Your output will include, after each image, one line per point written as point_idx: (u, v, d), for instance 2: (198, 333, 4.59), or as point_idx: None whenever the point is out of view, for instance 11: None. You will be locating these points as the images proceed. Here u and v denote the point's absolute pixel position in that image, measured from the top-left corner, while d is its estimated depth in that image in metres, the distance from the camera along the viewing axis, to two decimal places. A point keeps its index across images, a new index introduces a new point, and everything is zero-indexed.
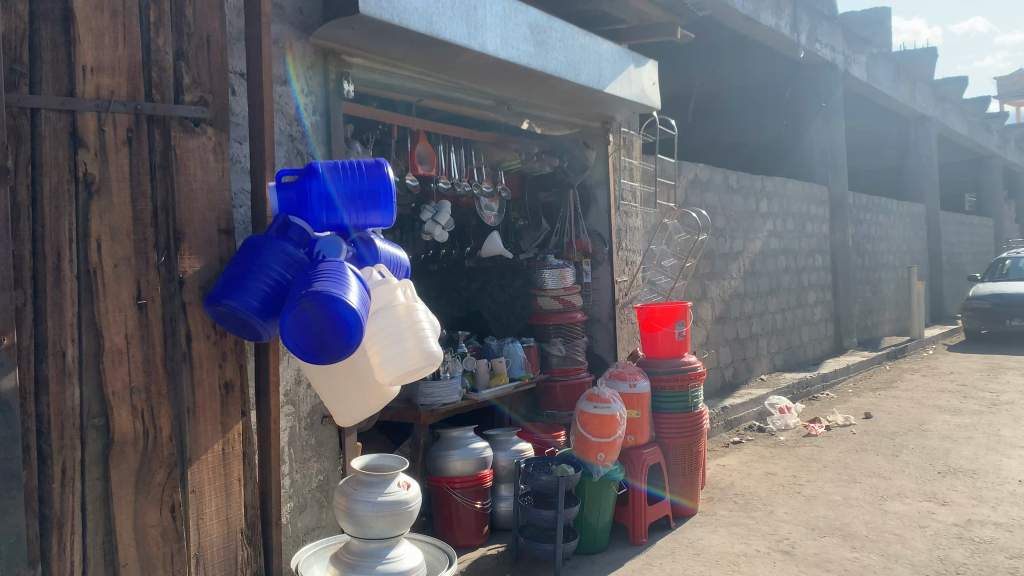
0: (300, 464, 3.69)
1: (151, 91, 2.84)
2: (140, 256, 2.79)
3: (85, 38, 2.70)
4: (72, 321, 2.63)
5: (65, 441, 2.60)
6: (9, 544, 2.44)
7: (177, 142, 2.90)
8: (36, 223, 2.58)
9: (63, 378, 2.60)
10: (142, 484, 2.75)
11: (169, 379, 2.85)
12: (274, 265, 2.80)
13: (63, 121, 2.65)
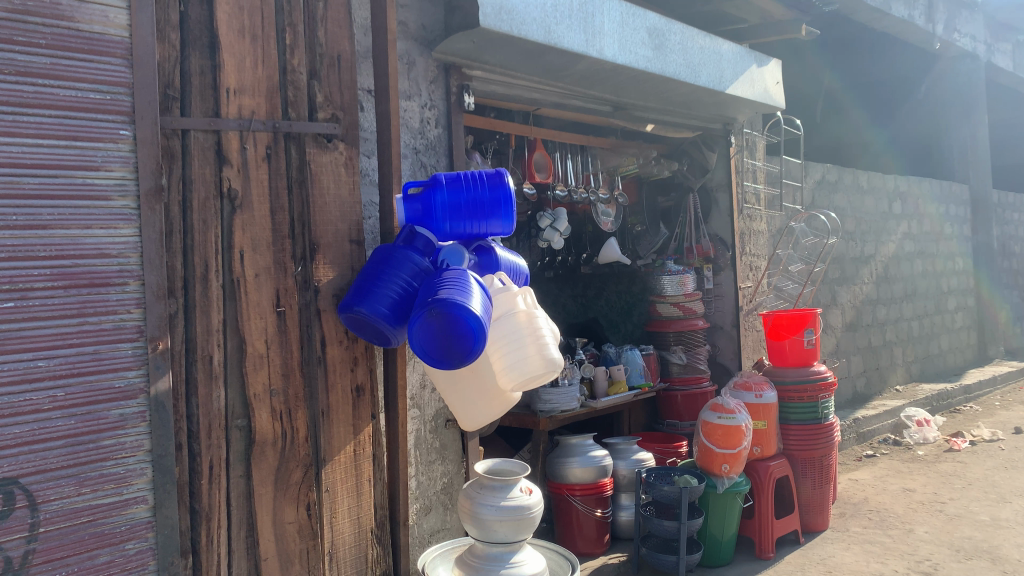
0: (426, 467, 3.74)
1: (288, 110, 3.01)
2: (279, 266, 2.96)
3: (229, 62, 2.88)
4: (217, 328, 2.81)
5: (213, 440, 2.78)
6: (164, 535, 2.59)
7: (312, 158, 3.05)
8: (186, 236, 2.77)
9: (210, 381, 2.78)
10: (280, 482, 2.90)
11: (306, 382, 3.00)
12: (401, 274, 2.90)
13: (209, 140, 2.83)
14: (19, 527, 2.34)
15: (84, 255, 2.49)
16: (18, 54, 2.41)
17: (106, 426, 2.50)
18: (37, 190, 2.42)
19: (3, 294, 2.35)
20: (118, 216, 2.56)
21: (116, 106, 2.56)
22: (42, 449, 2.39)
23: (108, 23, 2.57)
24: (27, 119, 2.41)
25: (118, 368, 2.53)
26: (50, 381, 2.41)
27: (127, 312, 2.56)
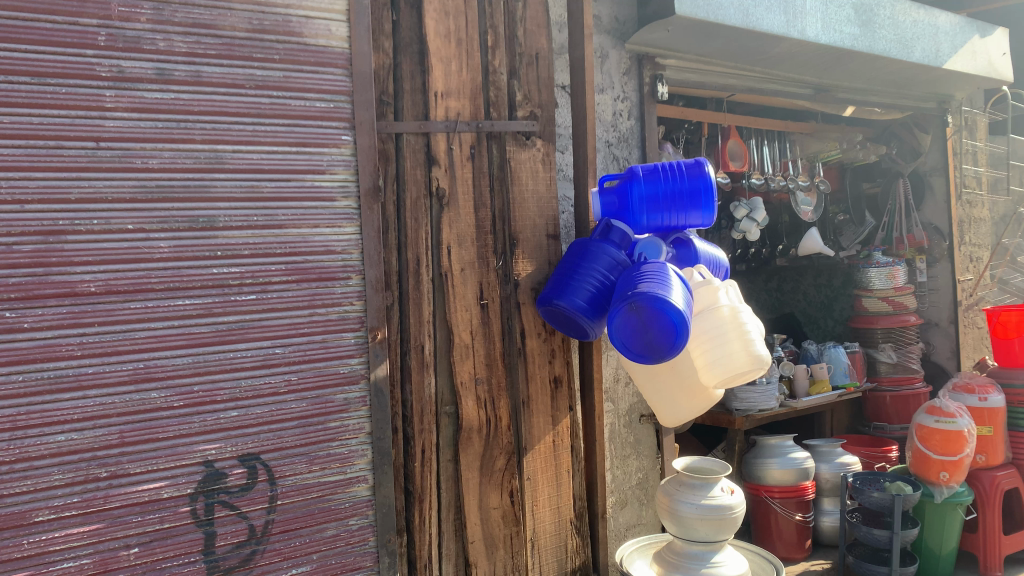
0: (621, 461, 3.71)
1: (490, 110, 3.11)
2: (482, 260, 3.06)
3: (436, 67, 3.01)
4: (428, 319, 2.97)
5: (425, 425, 2.93)
6: (383, 513, 2.75)
7: (513, 155, 3.13)
8: (399, 233, 2.94)
9: (422, 368, 2.94)
10: (485, 469, 3.01)
11: (507, 373, 3.10)
12: (599, 267, 2.90)
13: (420, 143, 2.98)
14: (261, 498, 2.57)
15: (314, 252, 2.71)
16: (257, 70, 2.64)
17: (332, 409, 2.71)
18: (274, 193, 2.65)
19: (246, 287, 2.60)
20: (342, 216, 2.76)
21: (339, 114, 2.77)
22: (279, 428, 2.62)
23: (331, 36, 2.76)
24: (265, 128, 2.64)
25: (342, 355, 2.74)
26: (285, 367, 2.64)
27: (350, 304, 2.76)
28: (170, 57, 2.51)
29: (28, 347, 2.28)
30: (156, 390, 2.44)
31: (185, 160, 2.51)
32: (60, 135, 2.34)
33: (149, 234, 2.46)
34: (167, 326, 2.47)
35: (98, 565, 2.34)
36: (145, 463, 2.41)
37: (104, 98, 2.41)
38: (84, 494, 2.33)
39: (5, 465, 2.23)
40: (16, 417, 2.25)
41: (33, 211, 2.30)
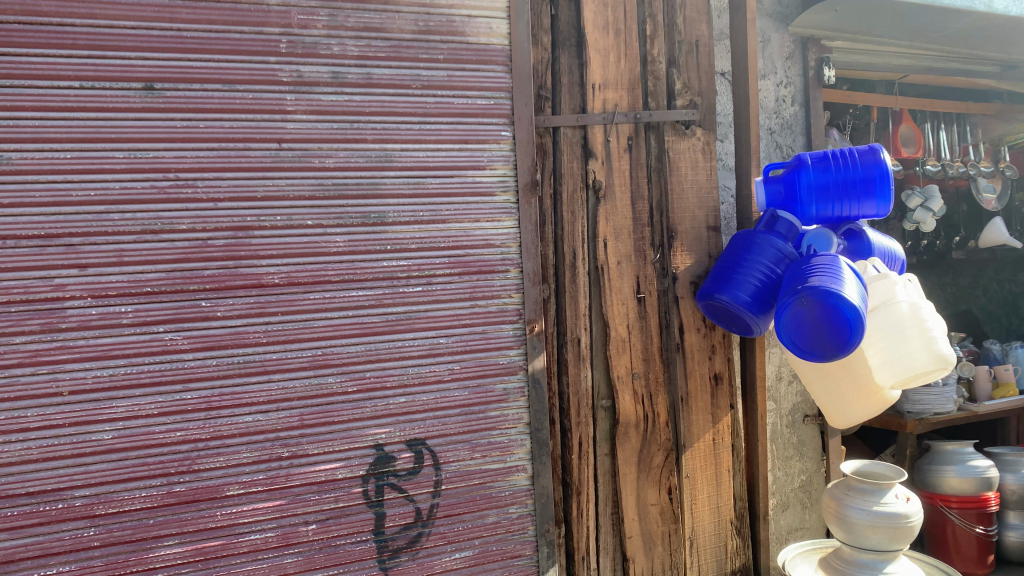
0: (783, 462, 3.56)
1: (648, 101, 3.05)
2: (639, 253, 3.03)
3: (594, 58, 3.00)
4: (585, 312, 2.97)
5: (582, 418, 2.94)
6: (541, 504, 2.78)
7: (671, 146, 3.06)
8: (557, 227, 2.96)
9: (579, 361, 2.95)
10: (643, 465, 2.98)
11: (665, 368, 3.05)
12: (764, 260, 2.79)
13: (577, 136, 2.98)
14: (427, 482, 2.67)
15: (475, 245, 2.77)
16: (423, 69, 2.73)
17: (492, 399, 2.76)
18: (439, 189, 2.73)
19: (413, 279, 2.70)
20: (501, 210, 2.81)
21: (499, 110, 2.82)
22: (443, 415, 2.70)
23: (492, 33, 2.81)
24: (430, 126, 2.73)
25: (502, 346, 2.79)
26: (449, 356, 2.72)
27: (509, 297, 2.81)
28: (344, 60, 2.64)
29: (221, 334, 2.48)
30: (332, 375, 2.59)
31: (357, 159, 2.64)
32: (247, 138, 2.52)
33: (325, 229, 2.60)
34: (342, 316, 2.61)
35: (281, 539, 2.51)
36: (322, 444, 2.56)
37: (285, 102, 2.57)
38: (268, 471, 2.51)
39: (201, 441, 2.44)
40: (210, 398, 2.46)
41: (225, 209, 2.49)
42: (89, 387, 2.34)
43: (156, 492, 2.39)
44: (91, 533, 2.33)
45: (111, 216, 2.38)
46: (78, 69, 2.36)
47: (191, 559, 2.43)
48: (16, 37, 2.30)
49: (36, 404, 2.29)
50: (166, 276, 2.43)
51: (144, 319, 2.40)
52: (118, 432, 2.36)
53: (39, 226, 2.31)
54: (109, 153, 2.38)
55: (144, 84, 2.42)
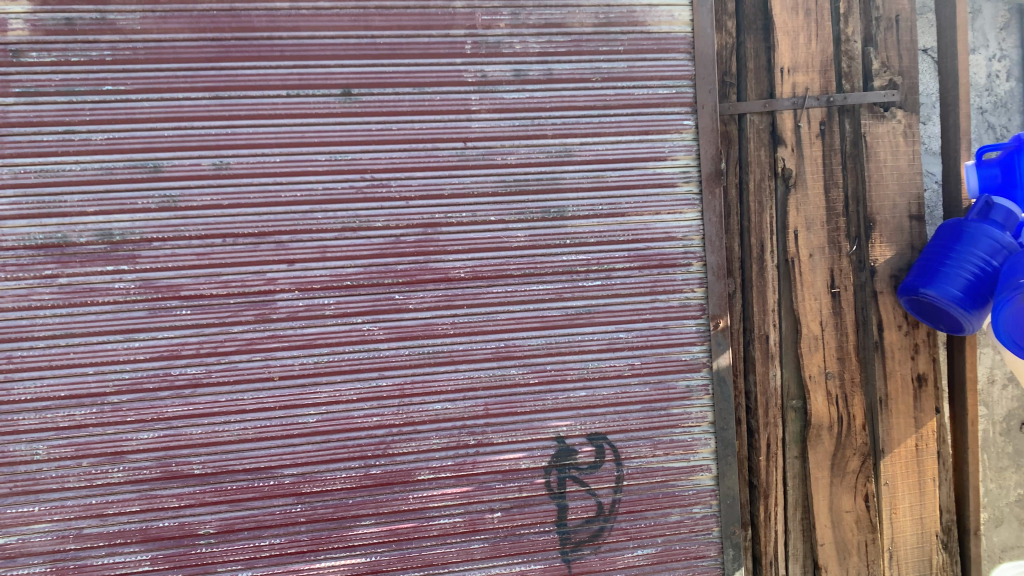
0: (996, 473, 3.24)
1: (842, 83, 2.87)
2: (834, 245, 2.86)
3: (782, 41, 2.84)
4: (773, 308, 2.84)
5: (770, 418, 2.83)
6: (727, 505, 2.71)
7: (868, 130, 2.86)
8: (743, 218, 2.86)
9: (767, 359, 2.83)
10: (837, 469, 2.82)
11: (862, 368, 2.87)
12: (977, 250, 2.55)
13: (764, 122, 2.86)
14: (608, 477, 2.66)
15: (656, 238, 2.72)
16: (603, 62, 2.71)
17: (675, 396, 2.71)
18: (619, 182, 2.71)
19: (593, 273, 2.68)
20: (683, 201, 2.74)
21: (681, 99, 2.75)
22: (624, 411, 2.68)
23: (674, 21, 2.75)
24: (610, 119, 2.71)
25: (684, 342, 2.72)
26: (630, 351, 2.69)
27: (691, 291, 2.74)
28: (526, 58, 2.67)
29: (413, 325, 2.59)
30: (515, 366, 2.63)
31: (538, 155, 2.67)
32: (435, 138, 2.62)
33: (508, 225, 2.65)
34: (524, 310, 2.65)
35: (468, 525, 2.60)
36: (506, 434, 2.62)
37: (470, 102, 2.64)
38: (456, 458, 2.60)
39: (395, 427, 2.57)
40: (403, 386, 2.58)
41: (415, 207, 2.60)
42: (296, 373, 2.52)
43: (355, 473, 2.54)
44: (298, 509, 2.52)
45: (315, 214, 2.55)
46: (285, 79, 2.54)
47: (386, 539, 2.56)
48: (233, 52, 2.52)
49: (251, 388, 2.50)
50: (363, 271, 2.57)
51: (343, 311, 2.56)
52: (321, 416, 2.53)
53: (254, 225, 2.51)
54: (312, 156, 2.55)
55: (342, 89, 2.57)
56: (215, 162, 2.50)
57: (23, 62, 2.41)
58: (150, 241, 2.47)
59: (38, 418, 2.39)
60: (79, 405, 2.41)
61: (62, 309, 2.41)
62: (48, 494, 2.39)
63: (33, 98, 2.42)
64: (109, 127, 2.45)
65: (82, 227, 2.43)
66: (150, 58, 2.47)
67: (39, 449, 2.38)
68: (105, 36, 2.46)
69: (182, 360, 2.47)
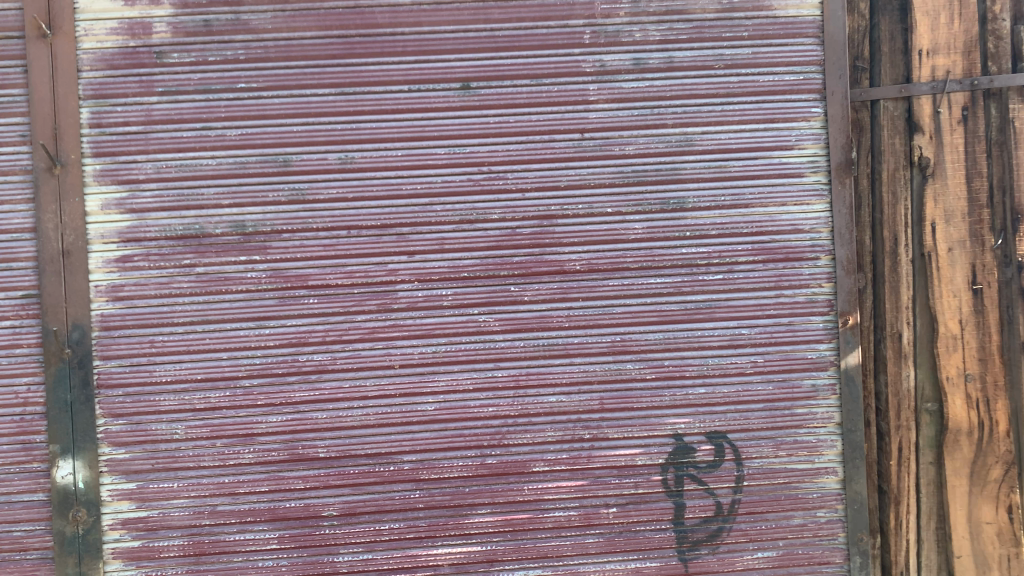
0: None
1: (987, 65, 2.67)
2: (976, 238, 2.67)
3: (921, 22, 2.68)
4: (907, 305, 2.69)
5: (902, 421, 2.69)
6: (854, 510, 2.59)
7: (1017, 114, 2.66)
8: (875, 210, 2.71)
9: (899, 359, 2.69)
10: (977, 478, 2.65)
11: (1007, 370, 2.66)
12: None
13: (900, 108, 2.70)
14: (728, 477, 2.59)
15: (782, 231, 2.62)
16: (727, 49, 2.63)
17: (799, 395, 2.61)
18: (742, 172, 2.62)
19: (714, 266, 2.61)
20: (810, 192, 2.63)
21: (809, 85, 2.63)
22: (745, 409, 2.60)
23: (802, 4, 2.64)
24: (734, 107, 2.63)
25: (810, 340, 2.61)
26: (752, 348, 2.61)
27: (818, 286, 2.63)
28: (646, 46, 2.62)
29: (529, 317, 2.59)
30: (631, 361, 2.60)
31: (657, 145, 2.62)
32: (552, 129, 2.60)
33: (626, 217, 2.61)
34: (641, 303, 2.60)
35: (583, 519, 2.58)
36: (622, 429, 2.59)
37: (588, 92, 2.61)
38: (571, 451, 2.59)
39: (511, 418, 2.58)
40: (519, 377, 2.58)
41: (532, 199, 2.60)
42: (415, 362, 2.57)
43: (471, 462, 2.58)
44: (416, 495, 2.57)
45: (434, 207, 2.59)
46: (406, 74, 2.59)
47: (502, 529, 2.58)
48: (357, 49, 2.58)
49: (372, 375, 2.57)
50: (480, 262, 2.59)
51: (461, 302, 2.59)
52: (439, 405, 2.57)
53: (376, 217, 2.58)
54: (431, 150, 2.59)
55: (462, 83, 2.60)
56: (340, 157, 2.58)
57: (166, 63, 2.55)
58: (279, 232, 2.57)
59: (178, 400, 2.53)
60: (215, 387, 2.54)
61: (200, 296, 2.54)
62: (186, 472, 2.53)
63: (173, 96, 2.55)
64: (242, 124, 2.56)
65: (218, 219, 2.55)
66: (280, 56, 2.57)
67: (178, 429, 2.52)
68: (239, 36, 2.56)
69: (309, 347, 2.56)
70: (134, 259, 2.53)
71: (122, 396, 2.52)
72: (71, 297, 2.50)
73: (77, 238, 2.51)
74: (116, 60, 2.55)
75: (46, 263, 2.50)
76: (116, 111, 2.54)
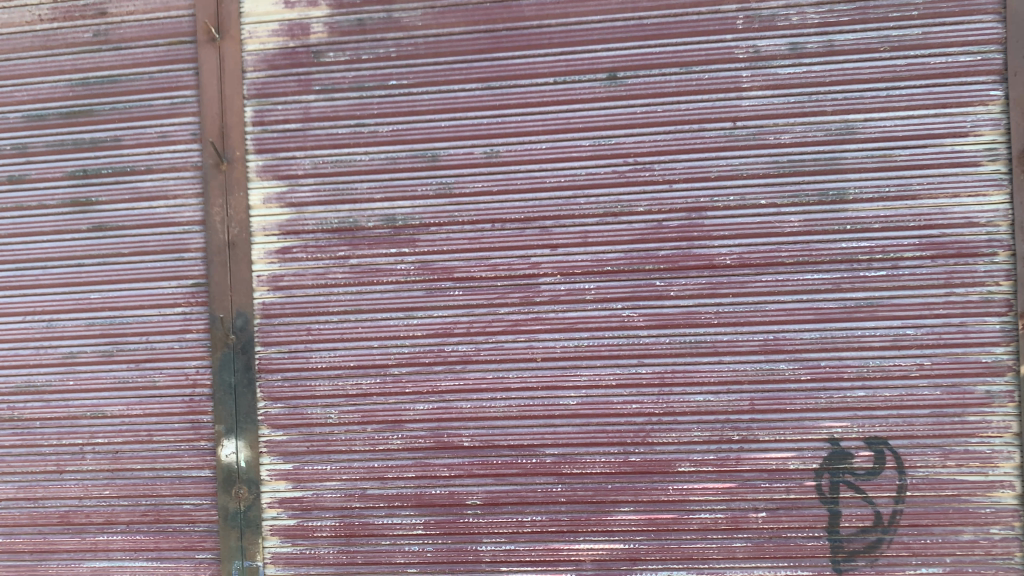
0: None
1: None
2: None
3: None
4: None
5: None
6: None
7: None
8: None
9: None
10: None
11: None
12: None
13: None
14: (888, 486, 2.44)
15: (954, 224, 2.43)
16: (893, 30, 2.46)
17: (972, 402, 2.42)
18: (909, 161, 2.45)
19: (877, 262, 2.46)
20: (987, 182, 2.42)
21: (987, 66, 2.42)
22: (910, 415, 2.44)
23: None
24: (901, 92, 2.46)
25: (985, 342, 2.41)
26: (918, 350, 2.44)
27: (995, 285, 2.41)
28: (803, 30, 2.50)
29: (675, 313, 2.53)
30: (784, 361, 2.49)
31: (815, 134, 2.49)
32: (702, 119, 2.52)
33: (780, 209, 2.50)
34: (796, 300, 2.48)
35: (730, 522, 2.50)
36: (773, 431, 2.48)
37: (741, 79, 2.51)
38: (719, 453, 2.51)
39: (655, 415, 2.53)
40: (664, 374, 2.53)
41: (680, 190, 2.53)
42: (558, 355, 2.57)
43: (614, 458, 2.54)
44: (558, 489, 2.56)
45: (578, 199, 2.57)
46: (552, 66, 2.57)
47: (645, 527, 2.53)
48: (504, 42, 2.59)
49: (515, 367, 2.59)
50: (625, 256, 2.55)
51: (604, 296, 2.55)
52: (582, 399, 2.56)
53: (521, 210, 2.58)
54: (576, 142, 2.57)
55: (608, 74, 2.56)
56: (486, 151, 2.60)
57: (323, 62, 2.65)
58: (427, 226, 2.62)
59: (332, 385, 2.63)
60: (366, 374, 2.63)
61: (353, 287, 2.64)
62: (338, 455, 2.63)
63: (329, 94, 2.65)
64: (393, 119, 2.63)
65: (370, 212, 2.63)
66: (429, 53, 2.61)
67: (332, 413, 2.63)
68: (390, 34, 2.63)
69: (454, 338, 2.61)
70: (293, 250, 2.65)
71: (281, 380, 2.65)
72: (236, 286, 2.65)
73: (242, 230, 2.65)
74: (277, 61, 2.67)
75: (214, 254, 2.66)
76: (277, 109, 2.66)
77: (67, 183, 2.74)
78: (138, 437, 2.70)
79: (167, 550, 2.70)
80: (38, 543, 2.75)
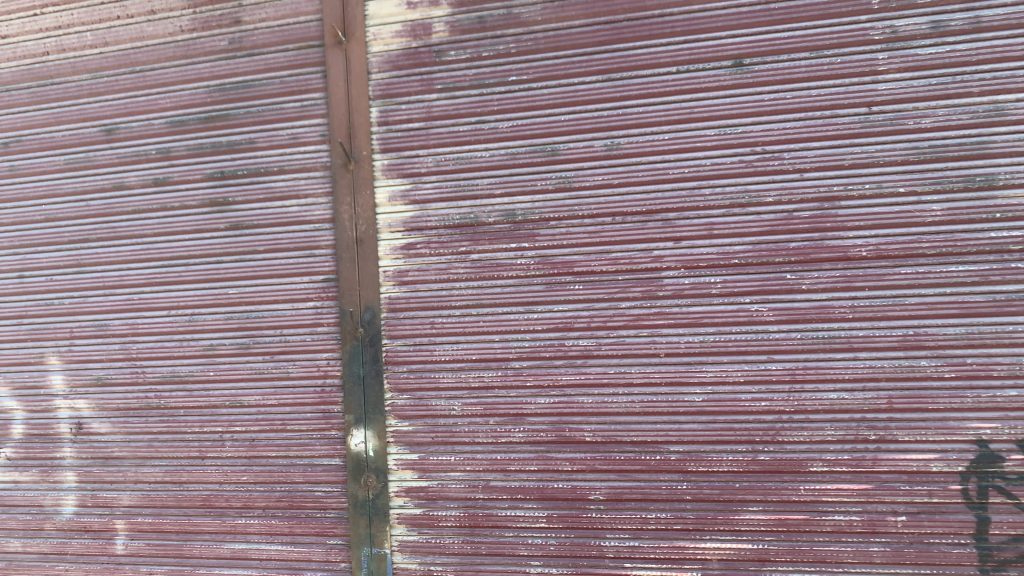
0: None
1: None
2: None
3: None
4: None
5: None
6: None
7: None
8: None
9: None
10: None
11: None
12: None
13: None
14: None
15: None
16: None
17: None
18: None
19: None
20: None
21: None
22: None
23: None
24: None
25: None
26: None
27: None
28: (947, 6, 2.35)
29: (806, 307, 2.44)
30: (926, 358, 2.36)
31: (960, 117, 2.34)
32: (835, 104, 2.42)
33: (921, 197, 2.36)
34: (939, 294, 2.35)
35: (866, 525, 2.41)
36: (913, 432, 2.37)
37: (877, 61, 2.39)
38: (854, 453, 2.42)
39: (786, 413, 2.46)
40: (795, 371, 2.44)
41: (811, 179, 2.44)
42: (682, 350, 2.53)
43: (742, 457, 2.48)
44: (683, 487, 2.53)
45: (702, 190, 2.51)
46: (675, 55, 2.52)
47: (774, 528, 2.48)
48: (625, 33, 2.55)
49: (638, 362, 2.56)
50: (752, 249, 2.47)
51: (731, 290, 2.49)
52: (708, 396, 2.51)
53: (643, 202, 2.55)
54: (700, 132, 2.51)
55: (734, 61, 2.49)
56: (607, 144, 2.58)
57: (444, 60, 2.69)
58: (548, 220, 2.62)
59: (456, 377, 2.68)
60: (488, 367, 2.66)
61: (475, 281, 2.67)
62: (462, 446, 2.67)
63: (451, 92, 2.69)
64: (514, 115, 2.64)
65: (491, 208, 2.66)
66: (549, 47, 2.61)
67: (455, 405, 2.67)
68: (510, 30, 2.64)
69: (575, 332, 2.60)
70: (417, 247, 2.72)
71: (407, 372, 2.72)
72: (364, 282, 2.74)
73: (369, 228, 2.74)
74: (401, 61, 2.73)
75: (343, 250, 2.75)
76: (401, 109, 2.73)
77: (206, 185, 2.89)
78: (273, 425, 2.83)
79: (301, 535, 2.82)
80: (183, 524, 2.93)
